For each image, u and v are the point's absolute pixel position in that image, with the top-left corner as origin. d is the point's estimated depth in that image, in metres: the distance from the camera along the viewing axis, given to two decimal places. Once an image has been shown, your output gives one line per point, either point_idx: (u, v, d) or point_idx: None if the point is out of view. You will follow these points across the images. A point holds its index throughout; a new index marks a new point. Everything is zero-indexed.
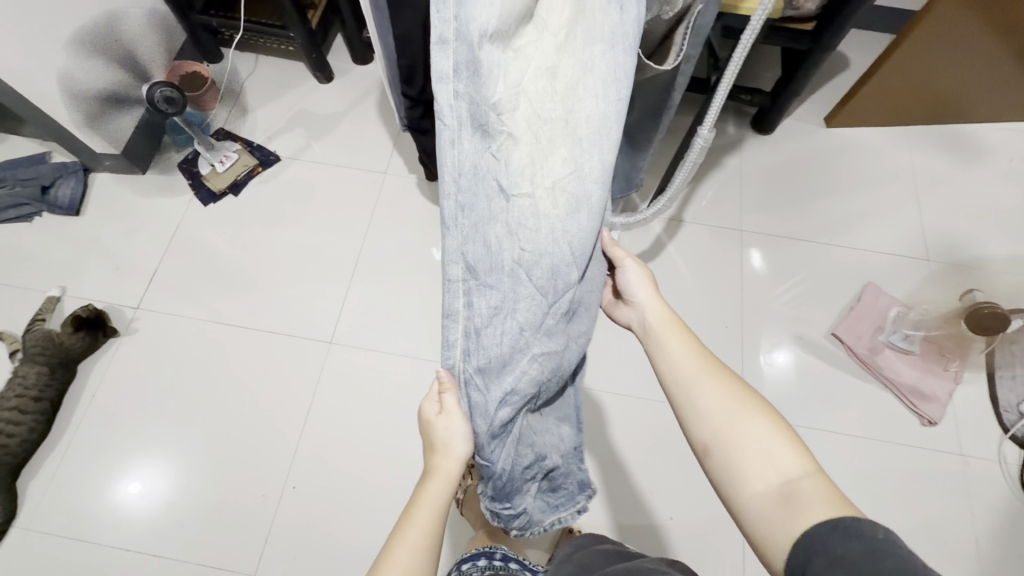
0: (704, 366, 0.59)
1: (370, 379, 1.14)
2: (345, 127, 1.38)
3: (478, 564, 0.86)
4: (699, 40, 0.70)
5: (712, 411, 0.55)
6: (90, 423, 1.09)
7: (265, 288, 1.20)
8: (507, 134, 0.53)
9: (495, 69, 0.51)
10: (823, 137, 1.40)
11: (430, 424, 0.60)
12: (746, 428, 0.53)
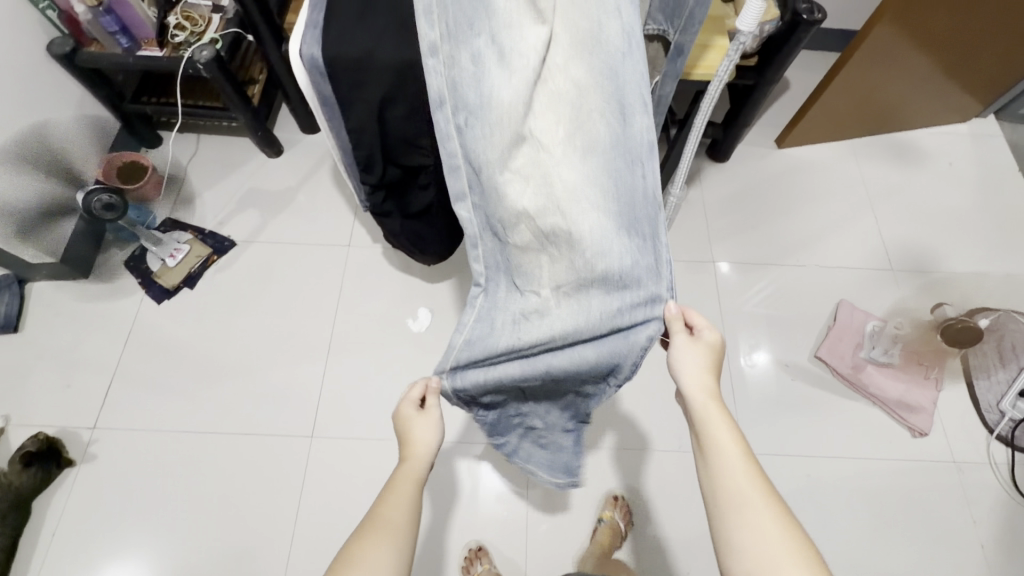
0: (751, 484, 0.55)
1: (358, 470, 1.08)
2: (301, 201, 1.33)
3: None
4: (660, 108, 0.69)
5: (745, 540, 0.52)
6: (50, 567, 0.98)
7: (233, 386, 1.13)
8: (515, 248, 0.53)
9: (498, 191, 0.51)
10: (777, 159, 1.43)
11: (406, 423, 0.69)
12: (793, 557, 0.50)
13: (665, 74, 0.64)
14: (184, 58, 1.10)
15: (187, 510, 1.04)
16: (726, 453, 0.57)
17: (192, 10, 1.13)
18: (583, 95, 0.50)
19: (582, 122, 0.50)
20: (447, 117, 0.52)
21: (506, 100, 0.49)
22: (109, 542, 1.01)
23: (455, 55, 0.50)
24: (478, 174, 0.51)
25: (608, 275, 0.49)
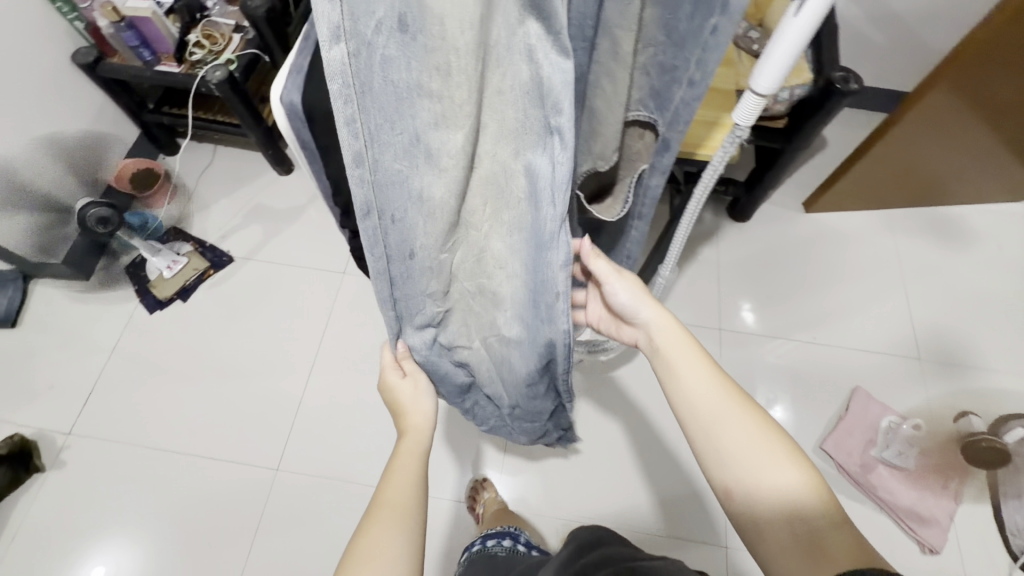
0: (727, 400, 0.55)
1: (318, 510, 1.04)
2: (304, 223, 1.32)
3: (502, 542, 0.90)
4: (646, 196, 0.63)
5: (734, 451, 0.52)
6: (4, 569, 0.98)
7: (209, 407, 1.12)
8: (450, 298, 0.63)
9: (431, 269, 0.57)
10: (803, 223, 1.34)
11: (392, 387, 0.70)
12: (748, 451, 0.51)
13: (652, 167, 0.58)
14: (198, 76, 1.11)
15: (145, 529, 1.03)
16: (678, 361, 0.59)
17: (214, 29, 1.15)
18: (504, 184, 0.48)
19: (501, 210, 0.50)
20: (375, 224, 0.49)
21: (430, 196, 0.50)
22: (65, 552, 1.00)
23: (376, 160, 0.45)
24: (408, 259, 0.54)
25: (522, 340, 0.61)
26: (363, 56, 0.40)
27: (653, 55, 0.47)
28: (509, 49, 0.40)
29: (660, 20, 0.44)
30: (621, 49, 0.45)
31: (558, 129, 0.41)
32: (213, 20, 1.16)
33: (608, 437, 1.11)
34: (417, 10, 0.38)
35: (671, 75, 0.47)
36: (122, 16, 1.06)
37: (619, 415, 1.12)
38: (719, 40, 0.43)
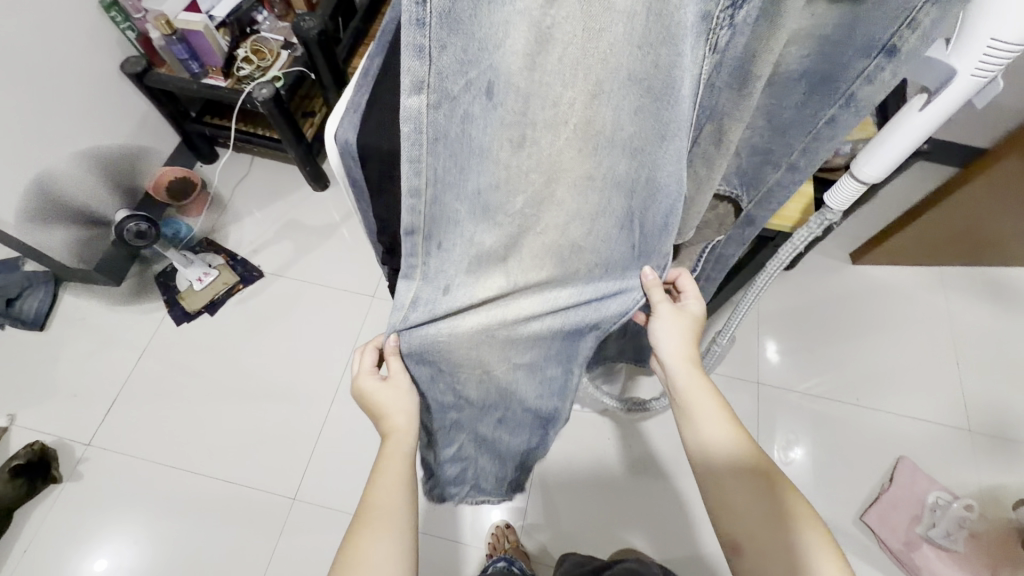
0: (742, 450, 0.51)
1: (332, 547, 1.00)
2: (336, 241, 1.30)
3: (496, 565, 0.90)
4: (722, 259, 0.62)
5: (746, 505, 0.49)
6: None
7: (229, 427, 1.10)
8: (461, 362, 0.52)
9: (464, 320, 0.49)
10: (850, 276, 1.29)
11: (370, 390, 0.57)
12: (735, 486, 0.50)
13: (729, 237, 0.57)
14: (245, 92, 1.10)
15: (156, 551, 1.00)
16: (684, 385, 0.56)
17: (263, 45, 1.14)
18: (563, 258, 0.45)
19: (552, 284, 0.47)
20: (415, 252, 0.42)
21: (473, 252, 0.42)
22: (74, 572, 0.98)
23: (438, 199, 0.39)
24: (427, 309, 0.45)
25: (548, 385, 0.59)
26: (444, 107, 0.34)
27: (749, 140, 0.44)
28: (618, 146, 0.37)
29: (765, 109, 0.42)
30: (726, 141, 0.41)
31: (639, 214, 0.43)
32: (262, 35, 1.16)
33: (635, 492, 1.06)
34: (511, 85, 0.33)
35: (766, 157, 0.45)
36: (175, 30, 1.05)
37: (649, 470, 1.07)
38: (834, 131, 0.41)
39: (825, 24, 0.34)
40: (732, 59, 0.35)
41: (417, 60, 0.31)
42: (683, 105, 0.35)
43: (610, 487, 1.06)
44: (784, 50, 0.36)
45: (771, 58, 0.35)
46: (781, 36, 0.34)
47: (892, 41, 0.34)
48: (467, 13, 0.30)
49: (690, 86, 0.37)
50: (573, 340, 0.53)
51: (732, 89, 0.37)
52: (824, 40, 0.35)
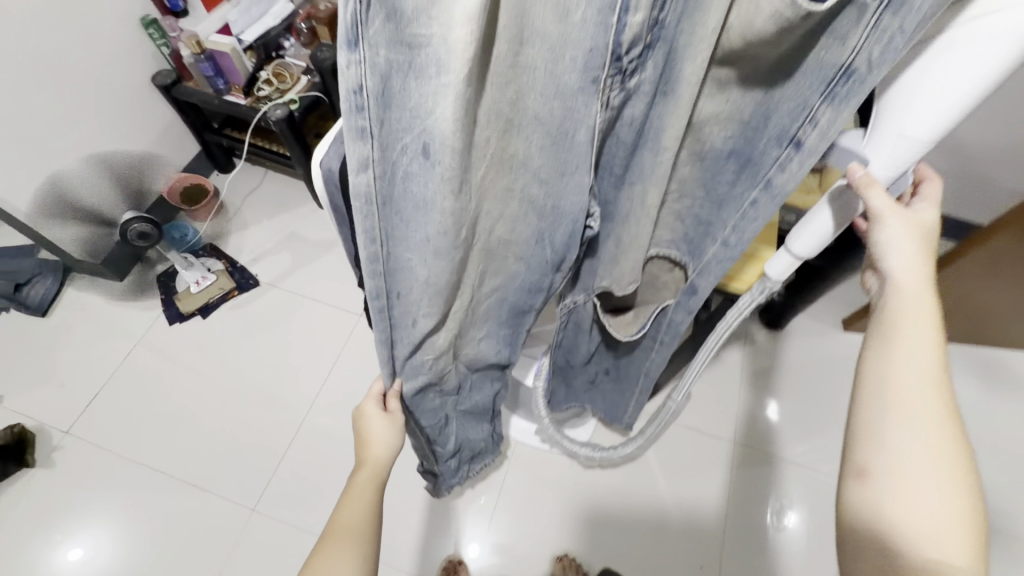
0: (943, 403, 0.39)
1: (282, 564, 1.00)
2: (333, 257, 1.34)
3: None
4: (670, 325, 0.64)
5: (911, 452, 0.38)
6: None
7: (203, 428, 1.12)
8: (432, 356, 0.59)
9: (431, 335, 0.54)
10: (840, 341, 1.26)
11: (363, 419, 0.66)
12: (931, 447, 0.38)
13: (678, 304, 0.58)
14: (261, 111, 1.17)
15: (114, 544, 1.01)
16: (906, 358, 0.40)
17: (284, 69, 1.21)
18: (501, 261, 0.51)
19: (486, 277, 0.53)
20: (382, 301, 0.47)
21: (428, 285, 0.46)
22: (30, 558, 0.99)
23: (392, 253, 0.43)
24: (408, 331, 0.52)
25: (495, 347, 0.65)
26: (387, 173, 0.38)
27: (687, 206, 0.50)
28: (532, 177, 0.41)
29: (699, 178, 0.47)
30: (650, 202, 0.47)
31: (550, 231, 0.46)
32: (286, 60, 1.23)
33: (590, 539, 1.07)
34: (444, 145, 0.35)
35: (707, 228, 0.51)
36: (203, 49, 1.14)
37: (605, 517, 1.09)
38: (756, 214, 0.45)
39: (737, 109, 0.40)
40: (650, 128, 0.41)
41: (361, 141, 0.34)
42: (585, 152, 0.39)
43: (566, 532, 1.07)
44: (707, 128, 0.42)
45: (674, 128, 0.40)
46: (681, 112, 0.39)
47: (796, 134, 0.38)
48: (398, 89, 0.33)
49: (608, 143, 0.42)
50: (512, 317, 0.61)
51: (648, 152, 0.43)
52: (741, 123, 0.41)
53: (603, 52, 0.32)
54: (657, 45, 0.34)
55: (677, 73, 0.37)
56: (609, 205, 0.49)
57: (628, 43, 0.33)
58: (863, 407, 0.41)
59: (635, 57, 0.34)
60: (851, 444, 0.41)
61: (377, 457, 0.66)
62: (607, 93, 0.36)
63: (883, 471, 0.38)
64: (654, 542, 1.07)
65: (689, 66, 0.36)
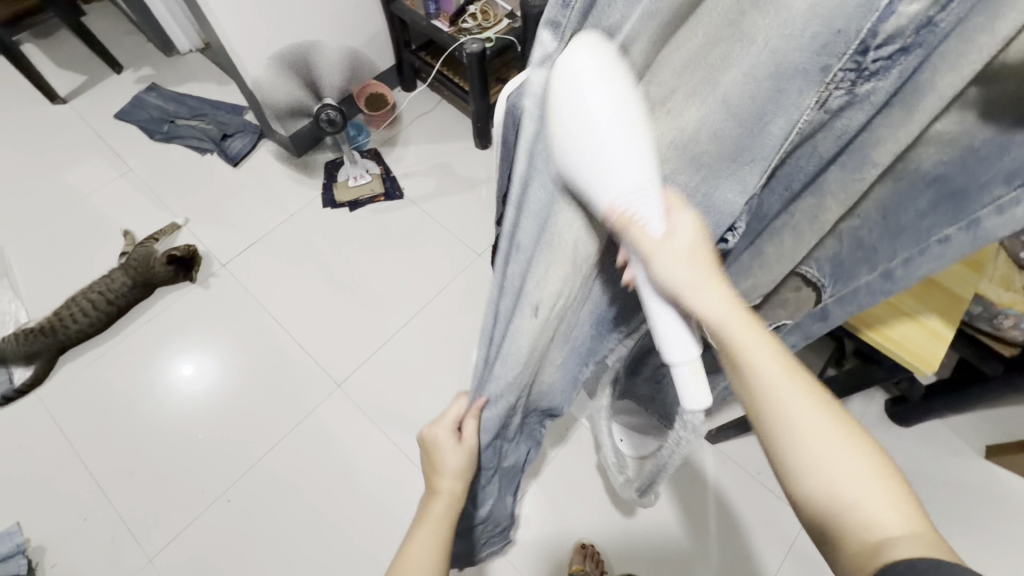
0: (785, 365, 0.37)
1: (347, 441, 1.11)
2: (473, 195, 1.41)
3: None
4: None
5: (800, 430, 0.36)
6: (124, 340, 1.21)
7: (319, 302, 1.27)
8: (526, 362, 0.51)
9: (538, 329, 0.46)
10: (973, 468, 1.09)
11: (435, 447, 0.64)
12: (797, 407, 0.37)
13: (796, 326, 0.53)
14: (458, 41, 1.23)
15: (211, 364, 1.19)
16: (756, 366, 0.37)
17: (491, 8, 1.26)
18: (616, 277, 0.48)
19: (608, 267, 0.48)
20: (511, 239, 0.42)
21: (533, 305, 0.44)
22: (167, 355, 1.20)
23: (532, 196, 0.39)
24: (520, 348, 0.49)
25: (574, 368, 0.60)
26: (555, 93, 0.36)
27: (854, 228, 0.43)
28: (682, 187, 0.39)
29: (880, 203, 0.40)
30: (823, 218, 0.41)
31: None
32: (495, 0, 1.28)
33: (616, 546, 1.05)
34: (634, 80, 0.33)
35: (867, 255, 0.43)
36: None
37: (640, 532, 1.06)
38: (945, 251, 0.37)
39: (968, 137, 0.33)
40: (853, 141, 0.35)
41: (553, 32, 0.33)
42: (771, 153, 0.32)
43: (597, 528, 1.06)
44: (917, 150, 0.36)
45: (886, 152, 0.35)
46: (904, 132, 0.33)
47: None
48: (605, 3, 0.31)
49: (798, 151, 0.37)
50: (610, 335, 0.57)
51: (843, 169, 0.37)
52: (966, 151, 0.34)
53: (851, 39, 0.26)
54: (914, 48, 0.28)
55: (920, 80, 0.31)
56: (762, 213, 0.44)
57: (886, 35, 0.27)
58: (765, 439, 0.38)
59: (882, 57, 0.28)
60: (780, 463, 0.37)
61: (451, 483, 0.62)
62: (830, 90, 0.30)
63: (826, 487, 0.35)
64: None
65: (934, 78, 0.30)
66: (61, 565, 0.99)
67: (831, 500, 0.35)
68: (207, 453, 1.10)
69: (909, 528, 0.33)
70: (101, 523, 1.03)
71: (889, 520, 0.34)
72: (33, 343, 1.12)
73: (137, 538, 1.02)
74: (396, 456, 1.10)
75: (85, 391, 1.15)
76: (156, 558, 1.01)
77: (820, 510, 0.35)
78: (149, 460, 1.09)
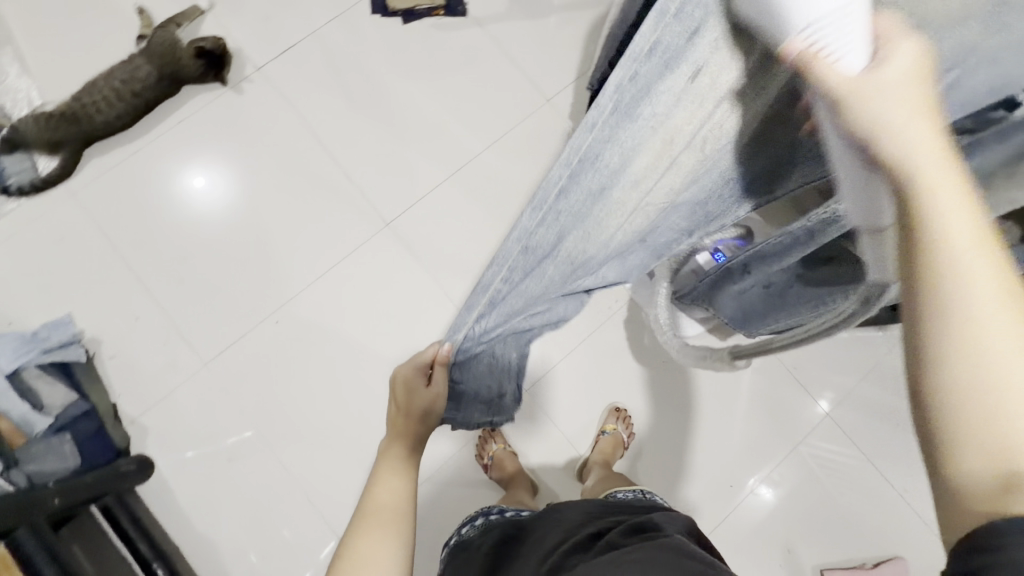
0: (990, 247, 0.29)
1: (397, 282, 1.09)
2: (550, 25, 1.20)
3: (475, 524, 0.78)
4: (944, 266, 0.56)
5: (984, 315, 0.28)
6: (151, 140, 1.10)
7: (369, 129, 1.14)
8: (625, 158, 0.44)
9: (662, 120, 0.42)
10: None
11: (408, 388, 0.64)
12: (981, 288, 0.28)
13: None
14: None
15: (250, 179, 1.11)
16: (936, 212, 0.29)
17: None
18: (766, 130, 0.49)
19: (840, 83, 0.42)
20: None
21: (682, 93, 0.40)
22: (203, 164, 1.10)
23: None
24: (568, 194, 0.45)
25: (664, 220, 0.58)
26: None
27: None
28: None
29: None
30: None
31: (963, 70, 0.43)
32: None
33: (646, 412, 1.12)
34: None
35: None
36: None
37: (669, 401, 1.13)
38: None
39: None
40: None
41: None
42: None
43: (631, 394, 1.12)
44: None
45: None
46: None
47: None
48: None
49: None
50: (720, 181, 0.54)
51: None
52: None
53: None
54: None
55: None
56: None
57: None
58: (934, 315, 0.29)
59: None
60: (918, 338, 0.30)
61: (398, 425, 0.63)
62: None
63: (996, 399, 0.27)
64: (697, 449, 1.11)
65: None
66: (117, 358, 1.02)
67: (991, 390, 0.27)
68: (251, 275, 1.08)
69: None
70: (153, 325, 1.04)
71: None
72: (56, 130, 1.01)
73: (191, 344, 1.05)
74: (444, 304, 1.09)
75: (120, 196, 1.08)
76: (211, 364, 1.04)
77: (983, 417, 0.28)
78: (194, 272, 1.07)
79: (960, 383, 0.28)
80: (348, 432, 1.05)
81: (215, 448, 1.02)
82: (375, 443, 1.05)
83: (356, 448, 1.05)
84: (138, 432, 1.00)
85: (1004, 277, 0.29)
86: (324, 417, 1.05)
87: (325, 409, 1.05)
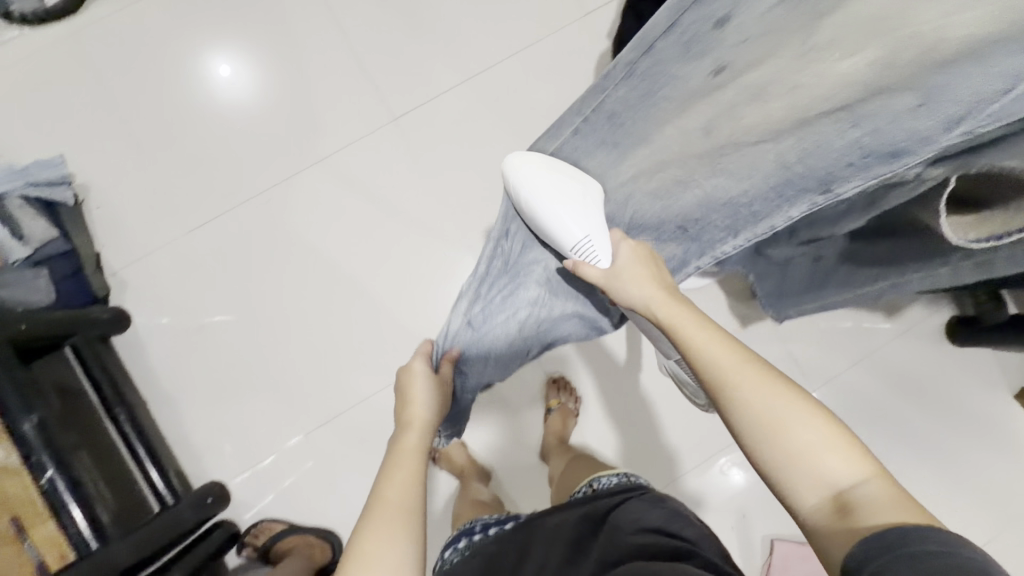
0: (740, 359, 0.48)
1: (395, 181, 1.05)
2: None
3: (457, 546, 0.74)
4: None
5: (757, 408, 0.45)
6: None
7: (389, 15, 1.07)
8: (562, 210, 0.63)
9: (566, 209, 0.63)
10: (992, 402, 1.09)
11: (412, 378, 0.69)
12: (750, 386, 0.46)
13: None
14: None
15: (253, 53, 1.05)
16: (711, 355, 0.49)
17: None
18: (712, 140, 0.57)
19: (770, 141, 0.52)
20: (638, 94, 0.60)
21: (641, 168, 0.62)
22: (210, 42, 1.05)
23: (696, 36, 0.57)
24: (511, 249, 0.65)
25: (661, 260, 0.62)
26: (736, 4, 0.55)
27: None
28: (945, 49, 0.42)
29: None
30: None
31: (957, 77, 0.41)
32: None
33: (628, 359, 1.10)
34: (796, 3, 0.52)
35: None
36: None
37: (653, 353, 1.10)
38: None
39: None
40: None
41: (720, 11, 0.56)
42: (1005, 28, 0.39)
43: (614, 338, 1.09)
44: None
45: None
46: None
47: None
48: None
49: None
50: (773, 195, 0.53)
51: None
52: None
53: None
54: None
55: None
56: None
57: None
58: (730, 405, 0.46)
59: None
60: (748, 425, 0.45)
61: (422, 415, 0.66)
62: None
63: (792, 453, 0.43)
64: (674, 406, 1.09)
65: None
66: (104, 209, 1.01)
67: (771, 431, 0.44)
68: (245, 148, 1.04)
69: (853, 471, 0.41)
70: (140, 182, 1.02)
71: (836, 466, 0.41)
72: None
73: (176, 208, 1.03)
74: (439, 210, 1.05)
75: (120, 42, 1.03)
76: (194, 231, 1.03)
77: (786, 468, 0.43)
78: (187, 135, 1.03)
79: (765, 438, 0.44)
80: (322, 323, 1.04)
81: (187, 315, 1.02)
82: (346, 339, 1.03)
83: (327, 340, 1.04)
84: (117, 285, 1.01)
85: (768, 376, 0.46)
86: (300, 304, 1.04)
87: (303, 297, 1.04)
